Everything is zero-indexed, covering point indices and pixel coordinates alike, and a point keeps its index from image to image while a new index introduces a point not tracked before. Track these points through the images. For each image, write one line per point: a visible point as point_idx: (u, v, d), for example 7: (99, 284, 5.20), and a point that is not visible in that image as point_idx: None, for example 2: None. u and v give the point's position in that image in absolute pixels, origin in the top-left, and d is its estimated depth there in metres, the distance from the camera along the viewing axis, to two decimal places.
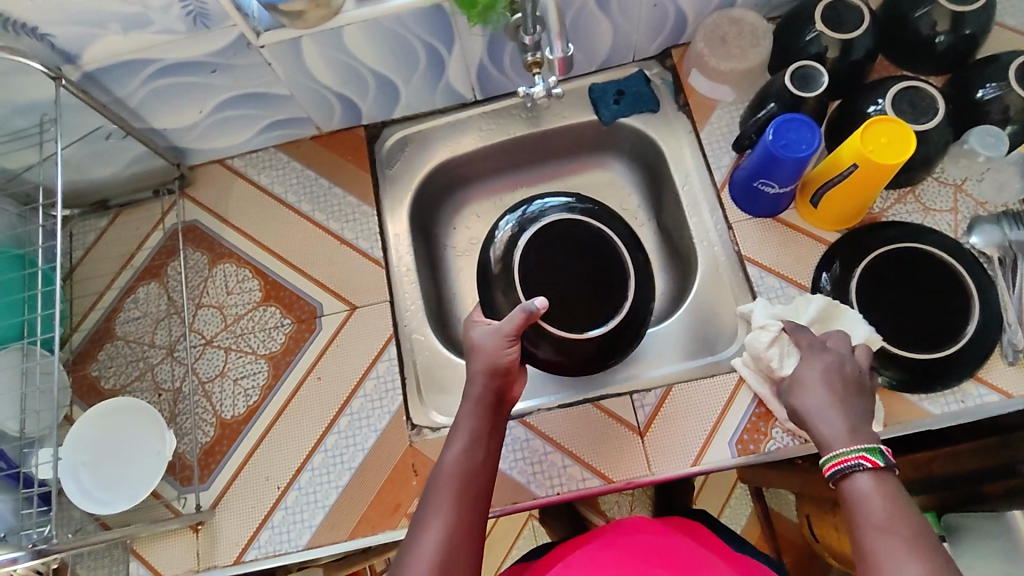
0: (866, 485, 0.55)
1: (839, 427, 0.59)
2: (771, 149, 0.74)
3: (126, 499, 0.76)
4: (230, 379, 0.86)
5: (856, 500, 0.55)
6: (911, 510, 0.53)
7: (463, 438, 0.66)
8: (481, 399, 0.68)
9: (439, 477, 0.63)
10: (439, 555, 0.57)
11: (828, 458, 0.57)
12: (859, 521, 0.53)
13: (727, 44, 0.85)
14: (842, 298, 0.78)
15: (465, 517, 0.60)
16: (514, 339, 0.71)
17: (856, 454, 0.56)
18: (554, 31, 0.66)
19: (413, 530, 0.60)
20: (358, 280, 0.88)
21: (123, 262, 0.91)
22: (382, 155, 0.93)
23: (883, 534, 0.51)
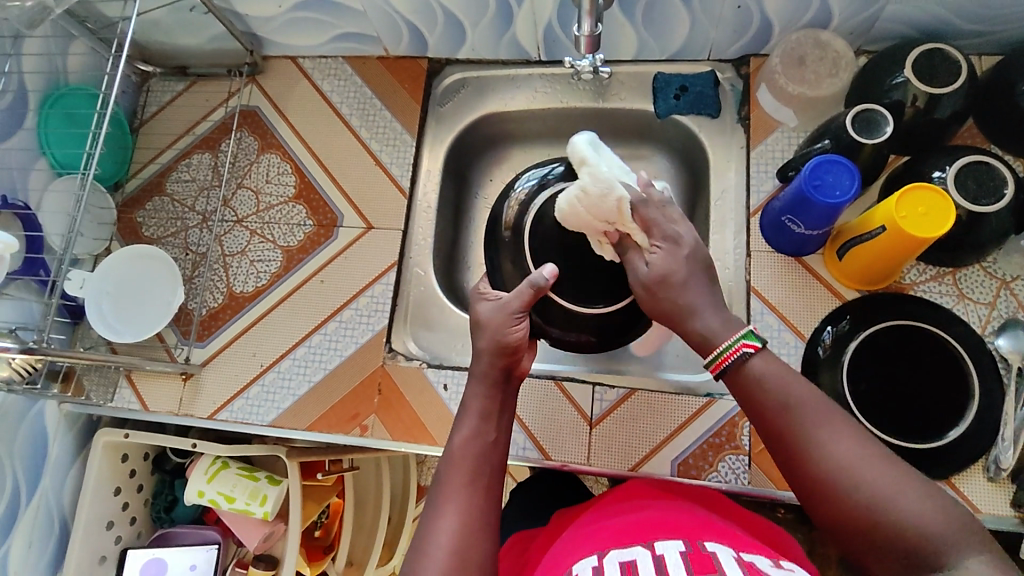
0: (762, 369, 0.57)
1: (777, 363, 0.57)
2: (802, 189, 0.69)
3: (131, 333, 0.86)
4: (248, 259, 0.93)
5: (752, 388, 0.57)
6: (800, 378, 0.56)
7: (471, 422, 0.65)
8: (488, 379, 0.68)
9: (452, 458, 0.63)
10: (456, 543, 0.57)
11: (716, 356, 0.59)
12: (769, 412, 0.56)
13: (805, 66, 0.82)
14: (835, 357, 0.74)
15: (479, 504, 0.60)
16: (522, 313, 0.68)
17: (738, 347, 0.58)
18: (585, 9, 0.67)
19: (428, 513, 0.60)
20: (380, 203, 0.92)
21: (188, 127, 0.99)
22: (439, 91, 0.97)
23: (795, 414, 0.54)
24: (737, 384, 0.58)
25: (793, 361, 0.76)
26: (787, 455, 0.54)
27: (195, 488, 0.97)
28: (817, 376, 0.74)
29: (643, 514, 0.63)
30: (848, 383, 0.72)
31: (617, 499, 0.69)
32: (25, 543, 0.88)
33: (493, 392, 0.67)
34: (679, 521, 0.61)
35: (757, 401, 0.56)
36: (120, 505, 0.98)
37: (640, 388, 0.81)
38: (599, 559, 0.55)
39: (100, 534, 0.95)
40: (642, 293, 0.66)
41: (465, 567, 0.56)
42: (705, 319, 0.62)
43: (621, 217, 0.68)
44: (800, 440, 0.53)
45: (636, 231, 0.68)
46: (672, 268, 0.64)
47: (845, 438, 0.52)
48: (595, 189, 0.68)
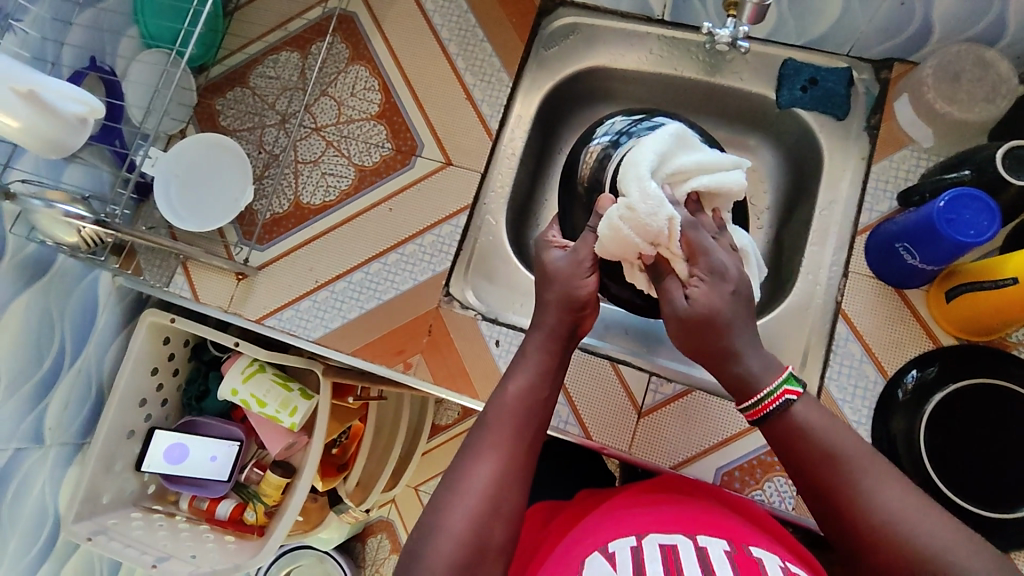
0: (802, 416, 0.54)
1: (815, 412, 0.54)
2: (931, 217, 0.64)
3: (196, 223, 0.85)
4: (320, 170, 0.89)
5: (794, 434, 0.53)
6: (845, 428, 0.53)
7: (528, 372, 0.62)
8: (553, 333, 0.63)
9: (499, 407, 0.60)
10: (489, 490, 0.55)
11: (751, 405, 0.55)
12: (814, 462, 0.53)
13: (959, 84, 0.74)
14: (915, 404, 0.70)
15: (520, 458, 0.58)
16: (593, 266, 0.63)
17: (779, 395, 0.54)
18: None
19: (462, 456, 0.58)
20: (464, 140, 0.88)
21: (281, 22, 0.95)
22: (546, 33, 0.91)
23: (844, 465, 0.52)
24: (777, 431, 0.54)
25: (869, 397, 0.72)
26: (829, 506, 0.52)
27: (230, 385, 0.97)
28: (890, 418, 0.70)
29: (679, 507, 0.61)
30: (924, 432, 0.69)
31: (645, 488, 0.67)
32: (63, 404, 0.89)
33: (554, 346, 0.63)
34: (715, 519, 0.60)
35: (800, 450, 0.53)
36: (155, 386, 0.99)
37: (698, 388, 0.78)
38: (638, 539, 0.55)
39: (133, 409, 0.97)
40: (675, 331, 0.57)
41: (495, 516, 0.55)
42: (747, 362, 0.55)
43: (665, 241, 0.58)
44: (846, 491, 0.51)
45: (676, 257, 0.58)
46: (715, 307, 0.54)
47: (895, 492, 0.50)
48: (642, 209, 0.57)
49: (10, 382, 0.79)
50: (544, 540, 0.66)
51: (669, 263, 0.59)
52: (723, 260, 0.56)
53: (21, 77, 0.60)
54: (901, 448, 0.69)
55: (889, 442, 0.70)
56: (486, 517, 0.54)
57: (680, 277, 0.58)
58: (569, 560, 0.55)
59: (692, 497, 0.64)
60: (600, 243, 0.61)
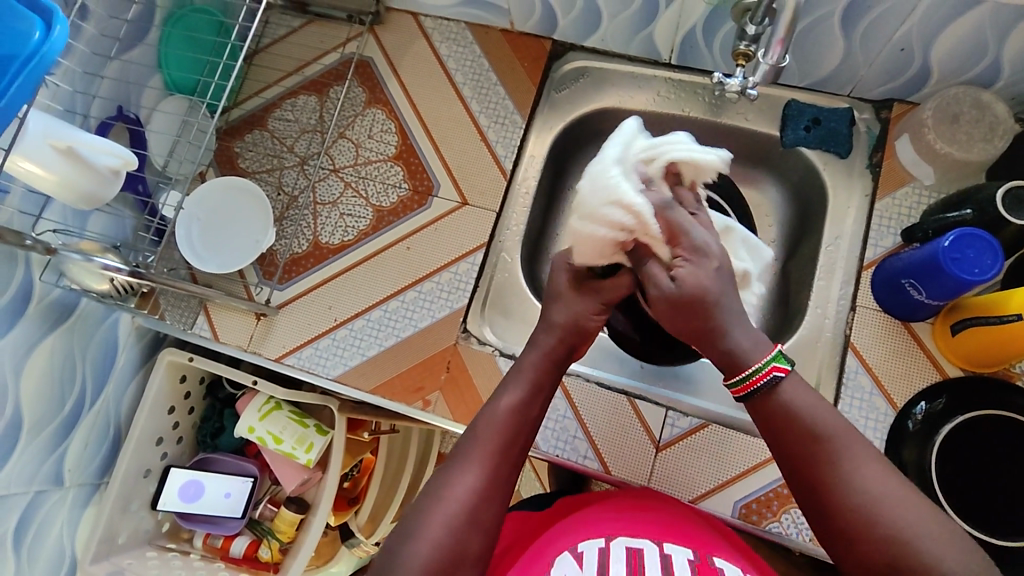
0: (789, 394, 0.54)
1: (803, 393, 0.54)
2: (937, 256, 0.66)
3: (215, 265, 0.86)
4: (339, 211, 0.91)
5: (780, 414, 0.53)
6: (831, 410, 0.53)
7: (522, 386, 0.61)
8: (550, 352, 0.63)
9: (490, 418, 0.59)
10: (472, 500, 0.54)
11: (740, 381, 0.55)
12: (798, 437, 0.53)
13: (958, 125, 0.77)
14: (925, 434, 0.71)
15: (503, 469, 0.56)
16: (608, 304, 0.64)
17: (768, 372, 0.54)
18: (779, 36, 0.63)
19: (448, 464, 0.57)
20: (479, 179, 0.90)
21: (298, 66, 0.98)
22: (557, 76, 0.94)
23: (826, 442, 0.52)
24: (766, 407, 0.54)
25: (880, 428, 0.73)
26: (807, 479, 0.52)
27: (246, 423, 0.98)
28: (900, 449, 0.72)
29: (649, 514, 0.63)
30: (935, 459, 0.70)
31: (618, 496, 0.68)
32: (82, 444, 0.89)
33: (550, 364, 0.63)
34: (684, 530, 0.61)
35: (783, 426, 0.53)
36: (171, 424, 1.00)
37: (714, 421, 0.79)
38: (606, 543, 0.57)
39: (150, 448, 0.97)
40: (664, 312, 0.58)
41: (473, 525, 0.53)
42: (735, 339, 0.55)
43: (637, 224, 0.59)
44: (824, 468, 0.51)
45: (656, 243, 0.59)
46: (702, 284, 0.56)
47: (875, 473, 0.50)
48: (598, 202, 0.60)
49: (31, 426, 0.80)
50: (517, 541, 0.67)
51: (648, 249, 0.60)
52: (702, 240, 0.59)
53: (58, 131, 0.61)
54: (915, 478, 0.70)
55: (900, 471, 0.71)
56: (464, 525, 0.53)
57: (663, 261, 0.59)
58: (536, 559, 0.57)
59: (667, 506, 0.66)
60: (574, 247, 0.63)
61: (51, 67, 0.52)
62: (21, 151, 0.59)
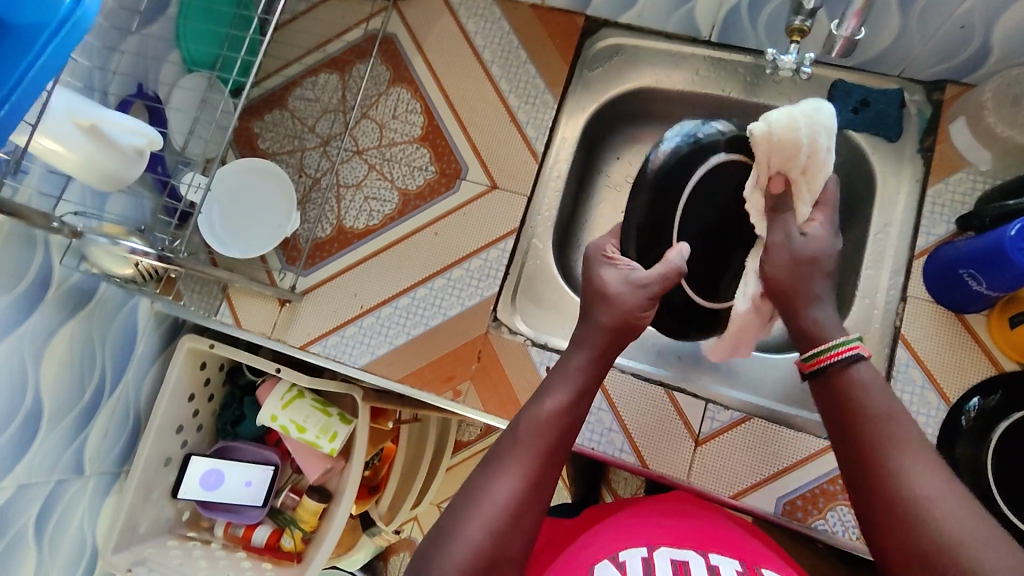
0: (862, 376, 0.54)
1: (878, 380, 0.54)
2: (1002, 245, 0.63)
3: (237, 250, 0.84)
4: (363, 195, 0.88)
5: (848, 394, 0.54)
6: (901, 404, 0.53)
7: (567, 389, 0.59)
8: (596, 351, 0.61)
9: (531, 421, 0.56)
10: (513, 506, 0.52)
11: (819, 351, 0.56)
12: (862, 419, 0.52)
13: (1018, 107, 0.73)
14: (980, 432, 0.69)
15: (544, 476, 0.54)
16: (653, 301, 0.63)
17: (850, 348, 0.55)
18: (856, 8, 0.60)
19: (487, 467, 0.54)
20: (509, 162, 0.87)
21: (320, 43, 0.94)
22: (590, 54, 0.90)
23: (887, 429, 0.51)
24: (835, 387, 0.55)
25: (932, 423, 0.70)
26: (861, 462, 0.51)
27: (269, 411, 0.95)
28: (954, 445, 0.69)
29: (687, 521, 0.62)
30: (991, 460, 0.68)
31: (659, 501, 0.67)
32: (103, 434, 0.87)
33: (596, 367, 0.61)
34: (730, 539, 0.60)
35: (847, 405, 0.53)
36: (191, 412, 0.98)
37: (754, 414, 0.77)
38: (649, 552, 0.56)
39: (170, 437, 0.95)
40: (781, 263, 0.62)
41: (514, 529, 0.51)
42: (825, 311, 0.59)
43: (813, 167, 0.64)
44: (881, 454, 0.50)
45: (805, 194, 0.65)
46: (825, 249, 0.62)
47: (933, 472, 0.49)
48: (824, 119, 0.63)
49: (51, 415, 0.78)
50: (548, 544, 0.65)
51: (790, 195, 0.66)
52: (834, 223, 0.66)
53: (83, 109, 0.58)
54: (968, 476, 0.67)
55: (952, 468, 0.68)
56: (504, 529, 0.51)
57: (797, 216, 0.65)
58: (577, 564, 0.56)
59: (707, 512, 0.64)
60: (772, 121, 0.64)
61: (84, 36, 0.49)
62: (42, 125, 0.56)
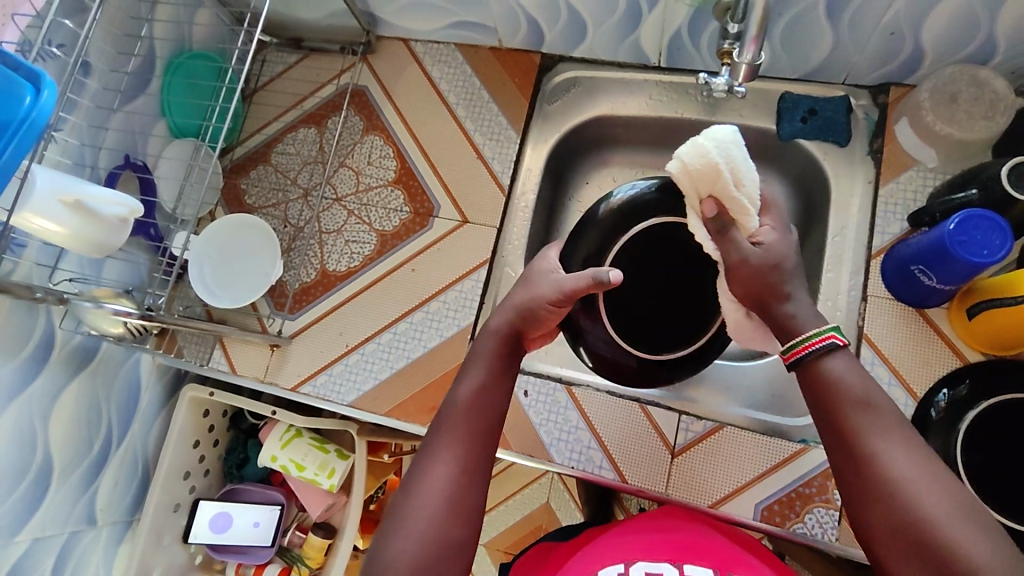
0: (837, 366, 0.51)
1: (853, 368, 0.51)
2: (944, 240, 0.65)
3: (228, 300, 0.88)
4: (343, 238, 0.93)
5: (824, 384, 0.51)
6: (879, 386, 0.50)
7: (480, 371, 0.60)
8: (504, 336, 0.63)
9: (451, 409, 0.57)
10: (448, 492, 0.52)
11: (792, 345, 0.53)
12: (836, 405, 0.50)
13: (957, 104, 0.75)
14: (950, 422, 0.69)
15: (476, 455, 0.55)
16: (568, 300, 0.63)
17: (825, 336, 0.51)
18: (752, 34, 0.63)
19: (417, 462, 0.55)
20: (478, 196, 0.91)
21: (296, 101, 1.00)
22: (548, 88, 0.95)
23: (865, 417, 0.49)
24: (812, 379, 0.52)
25: None
26: (842, 452, 0.49)
27: (269, 452, 0.99)
28: (924, 438, 0.70)
29: (667, 530, 0.61)
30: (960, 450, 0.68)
31: (643, 515, 0.65)
32: (112, 483, 0.92)
33: (509, 350, 0.63)
34: (711, 549, 0.59)
35: (825, 398, 0.50)
36: (197, 458, 1.02)
37: (730, 423, 0.78)
38: (625, 569, 0.55)
39: (178, 483, 0.99)
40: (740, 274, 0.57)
41: (454, 515, 0.51)
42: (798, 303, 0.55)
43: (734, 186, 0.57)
44: (858, 444, 0.48)
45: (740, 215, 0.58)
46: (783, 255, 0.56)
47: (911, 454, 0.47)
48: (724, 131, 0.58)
49: (61, 469, 0.82)
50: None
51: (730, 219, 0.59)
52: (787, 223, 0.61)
53: (67, 186, 0.64)
54: None
55: None
56: (444, 517, 0.51)
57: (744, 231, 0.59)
58: None
59: (689, 520, 0.64)
60: (681, 156, 0.59)
61: (42, 131, 0.54)
62: (32, 204, 0.62)
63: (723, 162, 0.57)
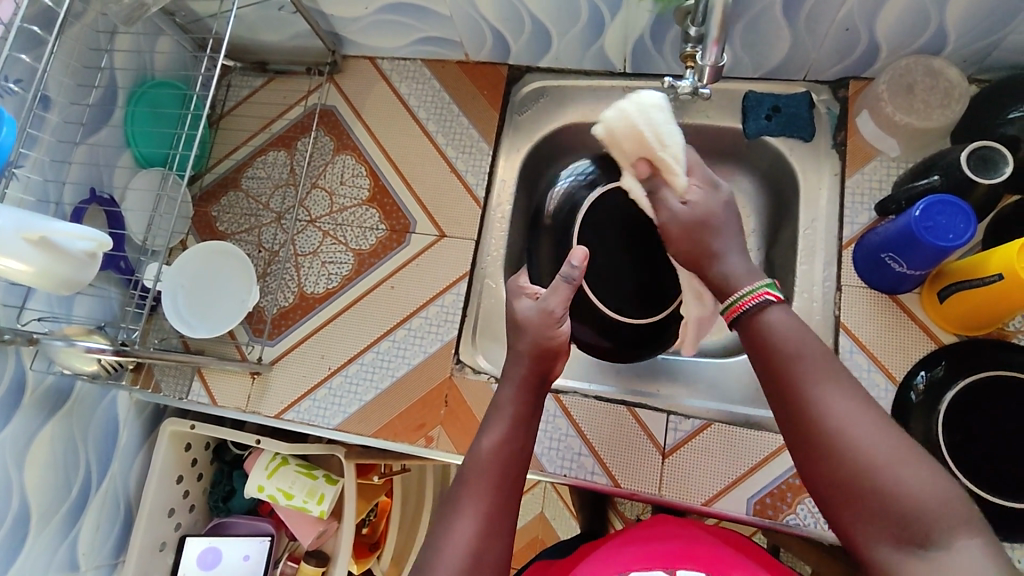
0: (775, 317, 0.51)
1: (790, 318, 0.50)
2: (911, 227, 0.66)
3: (206, 329, 0.86)
4: (320, 260, 0.92)
5: (761, 336, 0.51)
6: (812, 333, 0.50)
7: (503, 421, 0.60)
8: (524, 380, 0.64)
9: (474, 460, 0.57)
10: (473, 545, 0.51)
11: (735, 299, 0.53)
12: (776, 363, 0.49)
13: (913, 94, 0.78)
14: (929, 404, 0.71)
15: (502, 505, 0.55)
16: (563, 315, 0.65)
17: (759, 294, 0.52)
18: (713, 36, 0.63)
19: (440, 518, 0.54)
20: (454, 211, 0.91)
21: (264, 125, 0.99)
22: (517, 99, 0.95)
23: (799, 366, 0.48)
24: (750, 331, 0.51)
25: (882, 405, 0.73)
26: (780, 404, 0.49)
27: (255, 483, 0.97)
28: (907, 422, 0.71)
29: (661, 538, 0.61)
30: (941, 430, 0.70)
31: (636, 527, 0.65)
32: (93, 528, 0.89)
33: (528, 394, 0.63)
34: (706, 552, 0.58)
35: (762, 352, 0.50)
36: (181, 493, 0.99)
37: (718, 420, 0.79)
38: None
39: (162, 520, 0.96)
40: (673, 235, 0.59)
41: (480, 568, 0.51)
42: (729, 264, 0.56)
43: (664, 138, 0.62)
44: (798, 394, 0.48)
45: (677, 166, 0.62)
46: (711, 211, 0.58)
47: (851, 404, 0.46)
48: (648, 98, 0.64)
49: (39, 516, 0.80)
50: None
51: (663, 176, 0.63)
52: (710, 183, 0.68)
53: (32, 224, 0.62)
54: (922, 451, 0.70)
55: None
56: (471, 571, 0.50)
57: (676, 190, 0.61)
58: None
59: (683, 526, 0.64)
60: (608, 118, 0.65)
61: None
62: None
63: (647, 106, 0.63)
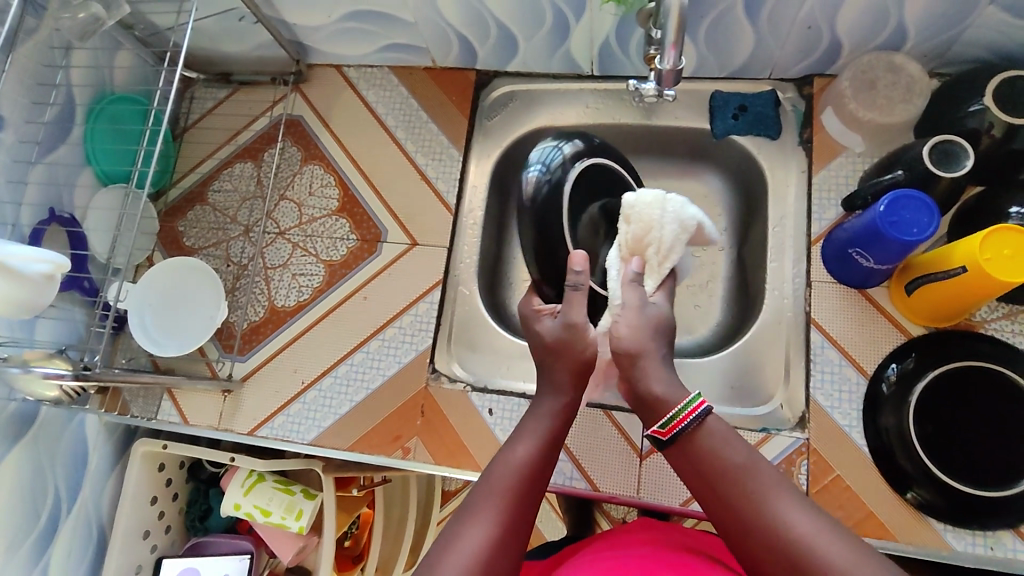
0: (715, 429, 0.59)
1: (725, 428, 0.59)
2: (876, 223, 0.67)
3: (175, 347, 0.84)
4: (290, 272, 0.91)
5: (709, 453, 0.58)
6: (752, 448, 0.58)
7: (535, 437, 0.63)
8: (567, 402, 0.67)
9: (502, 467, 0.59)
10: (484, 551, 0.52)
11: (672, 416, 0.60)
12: (728, 476, 0.56)
13: (875, 90, 0.79)
14: (900, 397, 0.71)
15: (517, 517, 0.56)
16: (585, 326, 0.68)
17: (697, 403, 0.60)
18: (670, 40, 0.62)
19: (454, 522, 0.55)
20: (425, 218, 0.90)
21: (230, 136, 0.98)
22: (485, 104, 0.95)
23: (747, 479, 0.55)
24: (695, 448, 0.59)
25: (854, 399, 0.74)
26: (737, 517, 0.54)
27: (231, 501, 0.96)
28: (878, 415, 0.72)
29: (636, 544, 0.61)
30: (913, 424, 0.70)
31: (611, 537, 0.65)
32: (65, 554, 0.86)
33: (564, 415, 0.66)
34: (681, 556, 0.59)
35: (710, 466, 0.57)
36: (156, 515, 0.97)
37: None
38: None
39: (138, 543, 0.94)
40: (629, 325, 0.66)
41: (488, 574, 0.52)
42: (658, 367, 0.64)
43: (666, 248, 0.72)
44: (757, 504, 0.54)
45: (654, 273, 0.72)
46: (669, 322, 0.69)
47: (802, 511, 0.52)
48: (682, 207, 0.72)
49: (7, 546, 0.77)
50: None
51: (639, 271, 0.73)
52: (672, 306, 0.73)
53: None
54: (895, 444, 0.70)
55: (880, 439, 0.71)
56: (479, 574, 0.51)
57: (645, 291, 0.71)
58: None
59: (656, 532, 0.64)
60: (638, 198, 0.72)
61: None
62: None
63: (673, 206, 0.72)
